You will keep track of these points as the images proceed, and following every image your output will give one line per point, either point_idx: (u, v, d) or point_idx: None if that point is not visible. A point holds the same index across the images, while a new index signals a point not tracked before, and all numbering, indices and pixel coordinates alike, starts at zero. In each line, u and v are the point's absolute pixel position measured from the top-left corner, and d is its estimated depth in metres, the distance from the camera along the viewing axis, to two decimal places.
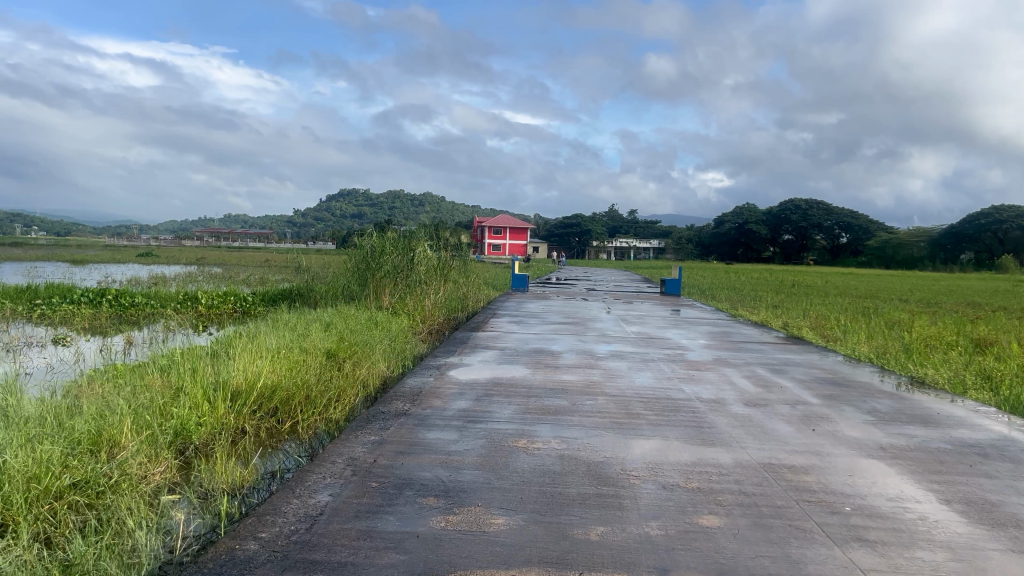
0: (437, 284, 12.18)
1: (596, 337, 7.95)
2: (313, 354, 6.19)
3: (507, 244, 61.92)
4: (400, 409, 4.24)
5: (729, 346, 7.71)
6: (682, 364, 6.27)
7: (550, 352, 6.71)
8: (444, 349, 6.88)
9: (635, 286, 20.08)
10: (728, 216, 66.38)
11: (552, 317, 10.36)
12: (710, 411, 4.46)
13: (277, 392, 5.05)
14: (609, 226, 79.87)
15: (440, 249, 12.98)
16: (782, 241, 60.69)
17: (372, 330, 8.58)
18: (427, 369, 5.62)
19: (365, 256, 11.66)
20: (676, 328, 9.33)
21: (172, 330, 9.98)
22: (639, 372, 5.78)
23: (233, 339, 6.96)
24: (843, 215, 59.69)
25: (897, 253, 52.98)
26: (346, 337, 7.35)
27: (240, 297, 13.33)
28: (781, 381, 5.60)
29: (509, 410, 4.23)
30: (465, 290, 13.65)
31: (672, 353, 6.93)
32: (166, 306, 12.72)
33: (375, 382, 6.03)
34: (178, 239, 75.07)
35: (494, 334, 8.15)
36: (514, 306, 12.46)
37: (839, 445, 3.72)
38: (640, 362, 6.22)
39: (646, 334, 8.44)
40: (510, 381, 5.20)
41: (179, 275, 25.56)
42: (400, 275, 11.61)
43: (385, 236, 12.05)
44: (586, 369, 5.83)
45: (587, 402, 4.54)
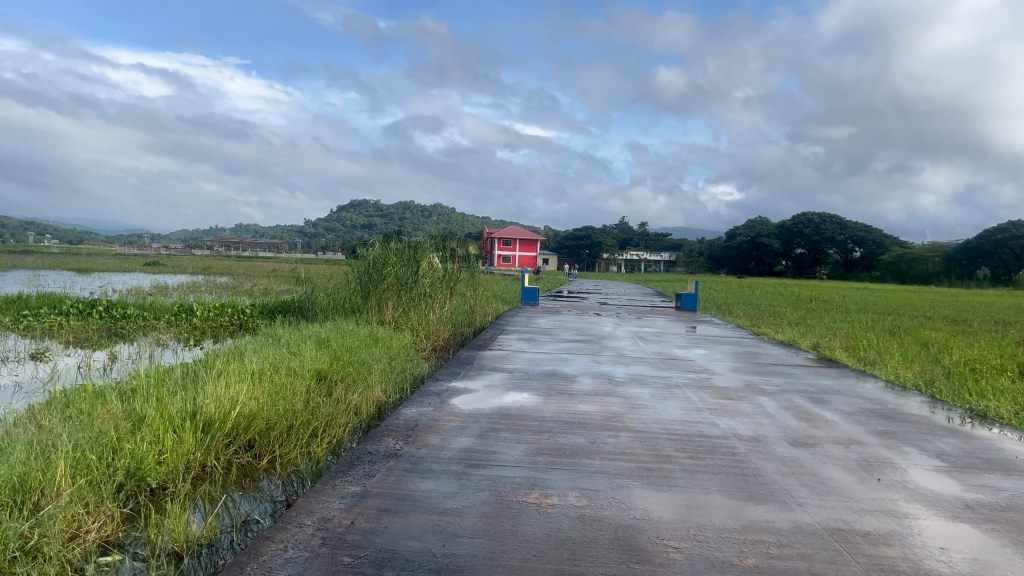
0: (443, 298, 11.60)
1: (613, 358, 7.31)
2: (301, 376, 5.61)
3: (517, 256, 61.39)
4: (391, 448, 3.62)
5: (758, 369, 7.07)
6: (711, 392, 5.64)
7: (563, 376, 6.10)
8: (447, 371, 6.28)
9: (649, 299, 19.47)
10: (739, 229, 65.62)
11: (565, 334, 9.74)
12: (753, 453, 3.83)
13: (255, 422, 4.47)
14: (620, 239, 79.28)
15: (447, 261, 12.39)
16: (795, 255, 59.93)
17: (371, 347, 8.00)
18: (426, 396, 5.01)
19: (366, 267, 11.10)
20: (699, 348, 8.69)
21: (160, 346, 9.41)
22: (664, 402, 5.15)
23: (217, 357, 6.38)
24: (857, 229, 58.82)
25: (912, 268, 52.09)
26: (340, 356, 6.76)
27: (237, 309, 12.75)
28: (825, 413, 4.96)
29: (518, 452, 3.61)
30: (472, 304, 13.06)
31: (698, 377, 6.30)
32: (159, 318, 12.16)
33: (369, 408, 5.44)
34: (186, 248, 74.91)
35: (502, 353, 7.54)
36: (524, 321, 11.86)
37: (916, 503, 3.08)
38: (664, 390, 5.60)
39: (666, 355, 7.80)
40: (519, 412, 4.58)
41: (182, 284, 25.13)
42: (404, 288, 11.03)
43: (389, 246, 11.47)
44: (604, 397, 5.20)
45: (609, 441, 3.91)
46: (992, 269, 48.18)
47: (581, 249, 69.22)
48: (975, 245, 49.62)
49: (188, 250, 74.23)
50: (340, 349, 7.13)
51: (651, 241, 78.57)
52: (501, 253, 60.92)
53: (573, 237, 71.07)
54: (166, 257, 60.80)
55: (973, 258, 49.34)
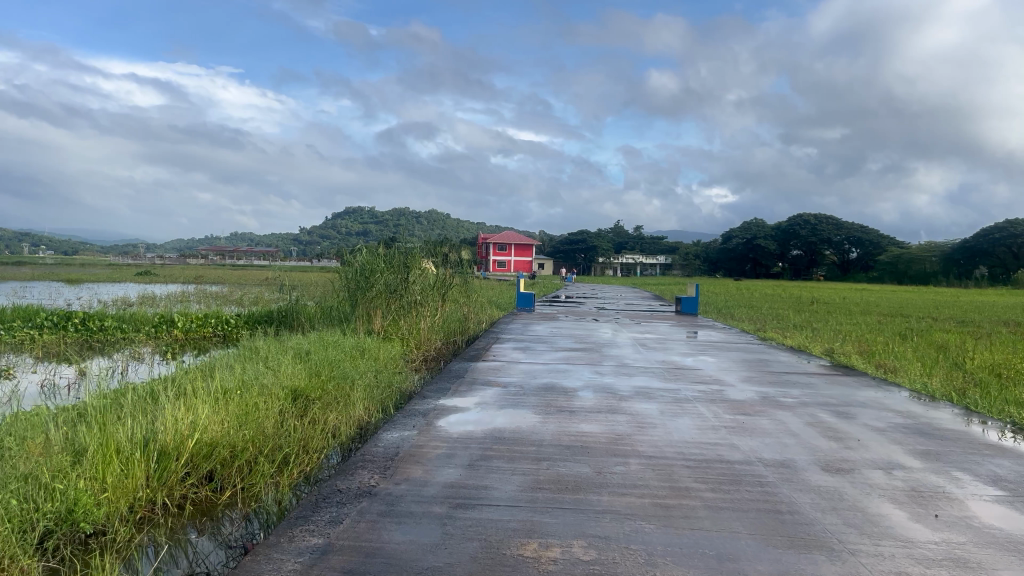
0: (434, 305, 11.10)
1: (616, 369, 6.81)
2: (275, 395, 5.09)
3: (512, 261, 60.90)
4: (364, 485, 3.11)
5: (771, 379, 6.58)
6: (725, 406, 5.14)
7: (562, 390, 5.60)
8: (433, 387, 5.76)
9: (649, 304, 19.00)
10: (735, 231, 65.27)
11: (563, 342, 9.24)
12: (783, 482, 3.34)
13: (217, 449, 3.96)
14: (616, 242, 78.89)
15: (438, 266, 11.90)
16: (791, 257, 59.61)
17: (355, 360, 7.48)
18: (409, 417, 4.49)
19: (352, 274, 10.58)
20: (705, 355, 8.19)
21: (135, 360, 8.90)
22: (675, 420, 4.64)
23: (186, 374, 5.86)
24: (853, 229, 58.49)
25: (909, 268, 51.78)
26: (320, 372, 6.25)
27: (220, 320, 12.22)
28: (855, 431, 4.46)
29: (513, 486, 3.11)
30: (465, 311, 12.57)
31: (709, 390, 5.80)
32: (138, 329, 11.63)
33: (347, 431, 4.93)
34: (179, 257, 74.28)
35: (496, 364, 7.04)
36: (520, 328, 11.37)
37: (987, 548, 2.59)
38: (673, 405, 5.09)
39: (671, 364, 7.30)
40: (515, 434, 4.08)
41: (170, 293, 24.58)
42: (393, 296, 10.53)
43: (377, 253, 10.97)
44: (608, 415, 4.70)
45: (618, 471, 3.41)
46: (989, 268, 47.83)
47: (577, 253, 68.78)
48: (972, 244, 49.30)
49: (182, 258, 73.61)
50: (321, 363, 6.61)
51: (648, 244, 78.20)
52: (496, 258, 60.48)
53: (568, 241, 70.64)
54: (158, 266, 60.24)
55: (969, 257, 49.02)
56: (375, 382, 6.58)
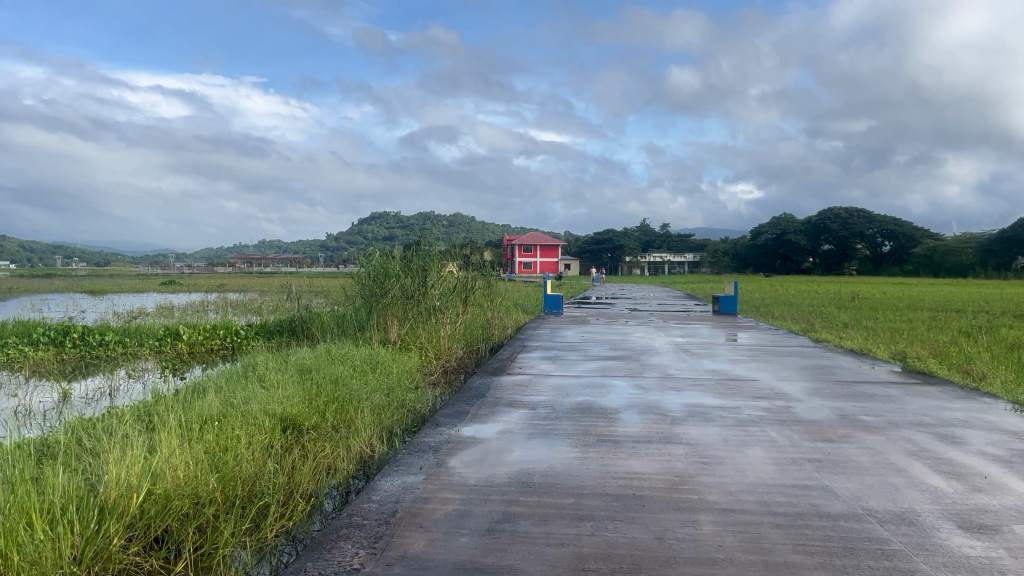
0: (455, 310, 10.31)
1: (660, 383, 5.95)
2: (262, 427, 4.32)
3: (537, 262, 59.98)
4: (344, 569, 2.29)
5: (843, 390, 5.67)
6: (801, 430, 4.25)
7: (601, 412, 4.74)
8: (448, 409, 4.94)
9: (683, 304, 18.03)
10: (764, 227, 63.86)
11: (596, 349, 8.38)
12: (916, 549, 2.46)
13: (175, 502, 3.19)
14: (642, 241, 77.66)
15: (458, 269, 11.11)
16: (823, 252, 58.04)
17: (362, 375, 6.69)
18: (416, 454, 3.66)
19: (366, 279, 9.82)
20: (758, 362, 7.29)
21: (131, 378, 8.19)
22: (745, 451, 3.77)
23: (165, 399, 5.11)
24: (887, 222, 56.84)
25: (946, 260, 50.23)
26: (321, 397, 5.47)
27: (228, 331, 11.51)
28: (975, 464, 3.56)
29: (546, 569, 2.26)
30: (489, 316, 11.77)
31: (774, 408, 4.91)
32: (141, 344, 10.96)
33: (347, 467, 4.14)
34: (205, 266, 74.41)
35: (523, 379, 6.20)
36: (548, 333, 10.53)
37: None
38: (738, 430, 4.23)
39: (722, 374, 6.42)
40: (547, 478, 3.24)
41: (189, 303, 24.05)
42: (410, 302, 9.74)
43: (392, 256, 10.16)
44: (661, 447, 3.84)
45: (686, 537, 2.55)
46: None
47: (603, 253, 67.70)
48: (1010, 234, 47.69)
49: (208, 267, 73.64)
50: (323, 383, 5.83)
51: (675, 241, 76.83)
52: (522, 260, 59.68)
53: (594, 241, 69.51)
54: (184, 275, 60.17)
55: (1007, 248, 47.41)
56: (384, 403, 5.77)
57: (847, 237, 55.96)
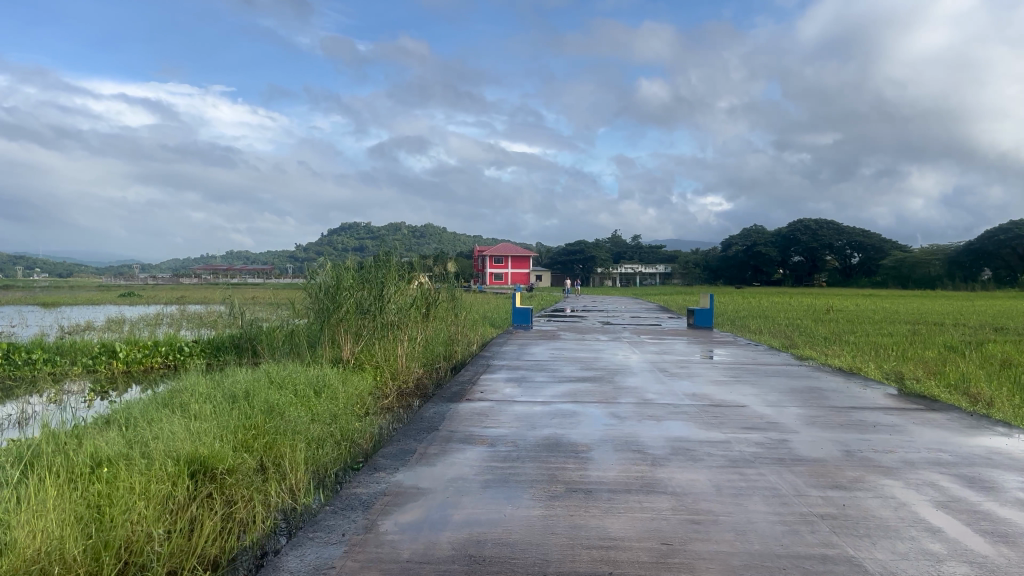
0: (415, 326, 9.60)
1: (637, 411, 5.31)
2: (163, 473, 3.58)
3: (508, 273, 59.38)
4: None
5: (841, 419, 5.09)
6: (804, 474, 3.63)
7: (570, 449, 4.08)
8: (390, 447, 4.22)
9: (656, 317, 17.48)
10: (734, 239, 63.94)
11: (566, 368, 7.74)
12: None
13: None
14: (614, 253, 77.48)
15: (420, 281, 10.42)
16: (792, 263, 58.22)
17: (302, 403, 5.95)
18: (342, 514, 2.96)
19: (318, 292, 9.08)
20: (742, 384, 6.70)
21: (50, 402, 7.36)
22: (744, 504, 3.14)
23: (58, 434, 4.33)
24: (855, 234, 57.23)
25: (912, 271, 50.61)
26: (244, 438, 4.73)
27: (171, 348, 10.65)
28: (1019, 520, 2.96)
29: None
30: (453, 331, 11.08)
31: (768, 443, 4.31)
32: (74, 362, 10.09)
33: (263, 523, 3.41)
34: (169, 276, 72.62)
35: (484, 406, 5.52)
36: (515, 350, 9.86)
37: None
38: (732, 474, 3.60)
39: (705, 399, 5.81)
40: (502, 550, 2.55)
41: (143, 316, 22.96)
42: (366, 317, 9.02)
43: (348, 267, 9.41)
44: (643, 499, 3.19)
45: None
46: (994, 270, 46.67)
47: (574, 264, 67.34)
48: (974, 247, 48.19)
49: (171, 278, 71.85)
50: (253, 416, 5.07)
51: (646, 253, 76.75)
52: (492, 271, 59.01)
53: (565, 252, 69.16)
54: (145, 287, 58.31)
55: (972, 260, 47.88)
56: (322, 442, 5.03)
57: (816, 249, 56.18)
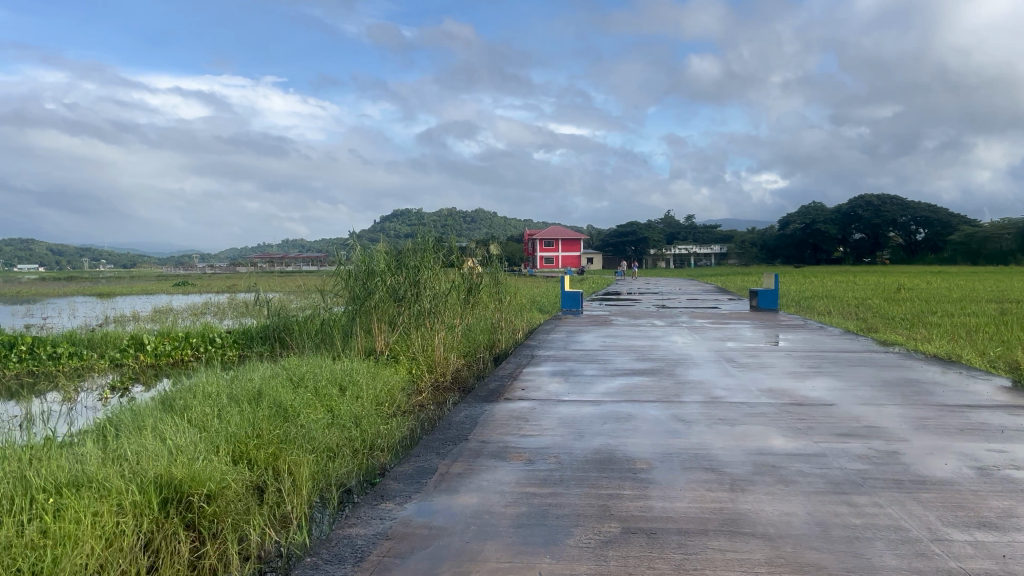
0: (454, 313, 8.88)
1: (705, 413, 4.48)
2: (122, 504, 2.94)
3: (558, 256, 58.44)
4: None
5: (956, 419, 4.20)
6: (936, 506, 2.79)
7: (626, 468, 3.29)
8: (405, 464, 3.51)
9: (714, 300, 16.50)
10: (791, 216, 61.76)
11: (619, 359, 6.93)
12: None
13: None
14: (667, 234, 75.70)
15: (460, 265, 9.70)
16: (853, 241, 55.98)
17: (319, 406, 5.29)
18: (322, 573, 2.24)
19: (348, 279, 8.43)
20: (824, 376, 5.80)
21: (64, 402, 6.89)
22: (866, 555, 2.32)
23: (26, 448, 3.75)
24: (920, 209, 54.75)
25: (982, 246, 48.15)
26: (242, 453, 4.08)
27: (201, 341, 10.21)
28: None
29: None
30: (496, 319, 10.34)
31: (875, 457, 3.46)
32: (102, 356, 9.73)
33: (239, 568, 2.74)
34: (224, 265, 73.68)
35: (525, 407, 4.76)
36: (563, 338, 9.09)
37: None
38: (839, 506, 2.78)
39: (785, 397, 4.95)
40: None
41: (189, 306, 22.79)
42: (400, 304, 8.36)
43: (382, 250, 8.69)
44: (727, 547, 2.39)
45: None
46: None
47: (625, 246, 66.02)
48: None
49: (225, 267, 72.80)
50: (258, 423, 4.43)
51: (699, 233, 74.84)
52: (542, 254, 58.14)
53: (616, 234, 67.86)
54: (199, 277, 59.09)
55: None
56: (335, 456, 4.36)
57: (879, 225, 53.83)
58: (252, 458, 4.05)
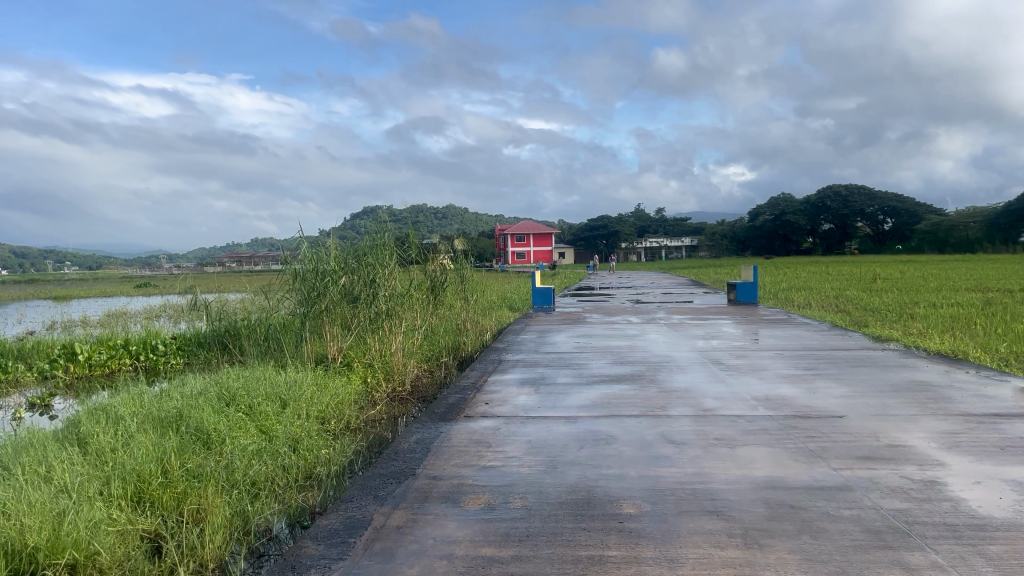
0: (414, 315, 8.16)
1: (697, 432, 3.82)
2: None
3: (531, 252, 57.76)
4: None
5: (989, 433, 3.60)
6: (1012, 565, 2.15)
7: (610, 515, 2.61)
8: (327, 518, 2.82)
9: (691, 293, 15.92)
10: (760, 208, 61.71)
11: (595, 363, 6.27)
12: None
13: None
14: (639, 228, 75.41)
15: (423, 265, 8.99)
16: (822, 232, 55.85)
17: (249, 429, 4.58)
18: None
19: (297, 279, 7.67)
20: (823, 380, 5.19)
21: None
22: None
23: None
24: (887, 199, 55.05)
25: (949, 235, 48.44)
26: (143, 494, 3.39)
27: (140, 349, 9.38)
28: None
29: None
30: (462, 319, 9.63)
31: (912, 489, 2.83)
32: (28, 368, 8.86)
33: None
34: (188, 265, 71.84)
35: (487, 427, 4.07)
36: (534, 339, 8.41)
37: None
38: (889, 569, 2.13)
39: (785, 407, 4.31)
40: None
41: (143, 309, 21.65)
42: (354, 305, 7.62)
43: (332, 245, 7.81)
44: None
45: None
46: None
47: (597, 240, 65.58)
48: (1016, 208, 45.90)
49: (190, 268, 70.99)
50: (168, 453, 3.73)
51: (670, 227, 74.70)
52: (514, 250, 57.49)
53: (588, 228, 67.38)
54: (161, 278, 57.43)
55: (1012, 224, 46.10)
56: (259, 495, 3.68)
57: (848, 216, 53.92)
58: (155, 500, 3.36)
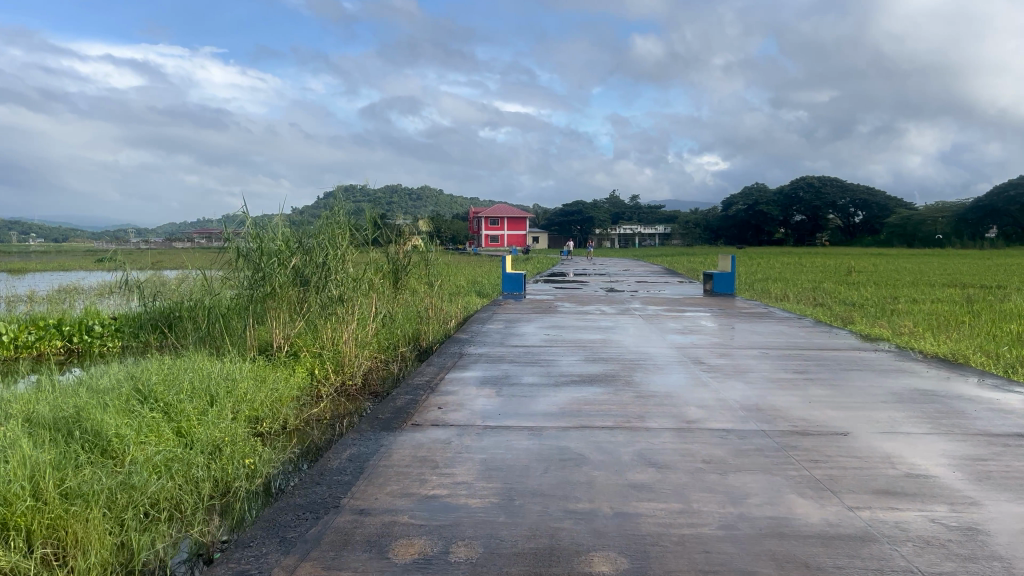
0: (370, 301, 7.51)
1: (682, 452, 3.26)
2: None
3: (504, 235, 57.07)
4: None
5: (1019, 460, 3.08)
6: None
7: None
8: (212, 575, 2.21)
9: (665, 282, 15.41)
10: (734, 197, 61.56)
11: (565, 360, 5.69)
12: None
13: None
14: (613, 214, 75.00)
15: (381, 247, 8.32)
16: (795, 223, 55.81)
17: (162, 433, 3.95)
18: None
19: (240, 260, 6.94)
20: (817, 386, 4.66)
21: None
22: None
23: None
24: (860, 191, 55.23)
25: (919, 229, 48.59)
26: (4, 522, 2.78)
27: (72, 330, 8.61)
28: None
29: None
30: (425, 306, 8.99)
31: (950, 541, 2.29)
32: None
33: None
34: None
35: (436, 440, 3.46)
36: (501, 330, 7.81)
37: None
38: None
39: (779, 421, 3.77)
40: None
41: (93, 285, 20.62)
42: (304, 290, 6.94)
43: (281, 222, 7.12)
44: None
45: None
46: (1002, 229, 45.13)
47: (572, 226, 65.06)
48: (986, 204, 46.38)
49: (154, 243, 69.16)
50: (46, 468, 3.12)
51: (645, 214, 74.39)
52: (487, 233, 56.76)
53: (562, 213, 66.80)
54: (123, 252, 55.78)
55: (981, 219, 46.45)
56: (155, 522, 3.07)
57: (821, 208, 54.00)
58: (19, 530, 2.75)
